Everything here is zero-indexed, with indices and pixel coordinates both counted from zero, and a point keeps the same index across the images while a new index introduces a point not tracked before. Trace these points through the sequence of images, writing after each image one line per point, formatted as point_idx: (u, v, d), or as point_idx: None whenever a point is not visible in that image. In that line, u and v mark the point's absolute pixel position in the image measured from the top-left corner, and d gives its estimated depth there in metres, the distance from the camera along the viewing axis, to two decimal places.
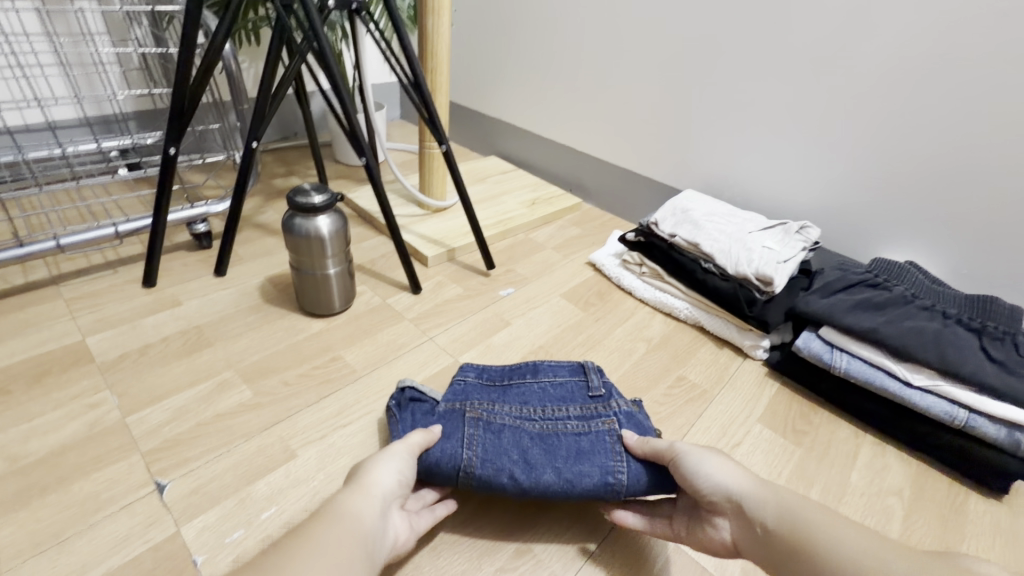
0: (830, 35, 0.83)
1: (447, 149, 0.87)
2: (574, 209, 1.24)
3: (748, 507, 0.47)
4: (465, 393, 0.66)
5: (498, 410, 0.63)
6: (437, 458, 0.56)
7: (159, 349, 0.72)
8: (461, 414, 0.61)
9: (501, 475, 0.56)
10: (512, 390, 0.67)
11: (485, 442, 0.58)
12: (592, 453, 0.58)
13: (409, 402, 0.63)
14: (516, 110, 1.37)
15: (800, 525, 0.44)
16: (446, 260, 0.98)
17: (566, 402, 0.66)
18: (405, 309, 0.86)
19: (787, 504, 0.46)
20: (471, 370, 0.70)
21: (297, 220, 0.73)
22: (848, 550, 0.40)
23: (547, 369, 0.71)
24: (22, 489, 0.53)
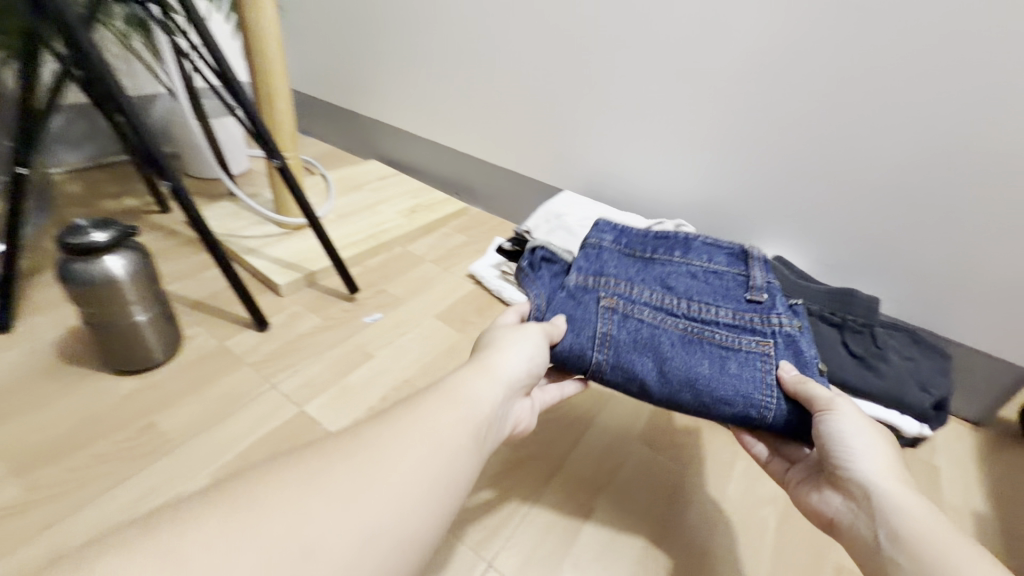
0: (687, 28, 0.81)
1: (282, 164, 0.77)
2: (459, 214, 1.16)
3: (877, 507, 0.42)
4: (600, 262, 0.65)
5: (637, 295, 0.62)
6: (571, 344, 0.59)
7: None
8: (593, 301, 0.61)
9: (630, 379, 0.59)
10: (653, 266, 0.65)
11: (620, 345, 0.59)
12: (739, 376, 0.56)
13: (539, 261, 0.66)
14: (393, 109, 1.26)
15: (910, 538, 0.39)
16: (305, 286, 0.87)
17: (720, 298, 0.61)
18: (247, 351, 0.74)
19: (910, 516, 0.40)
20: (607, 233, 0.68)
21: (77, 266, 0.60)
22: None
23: (701, 250, 0.66)
24: None
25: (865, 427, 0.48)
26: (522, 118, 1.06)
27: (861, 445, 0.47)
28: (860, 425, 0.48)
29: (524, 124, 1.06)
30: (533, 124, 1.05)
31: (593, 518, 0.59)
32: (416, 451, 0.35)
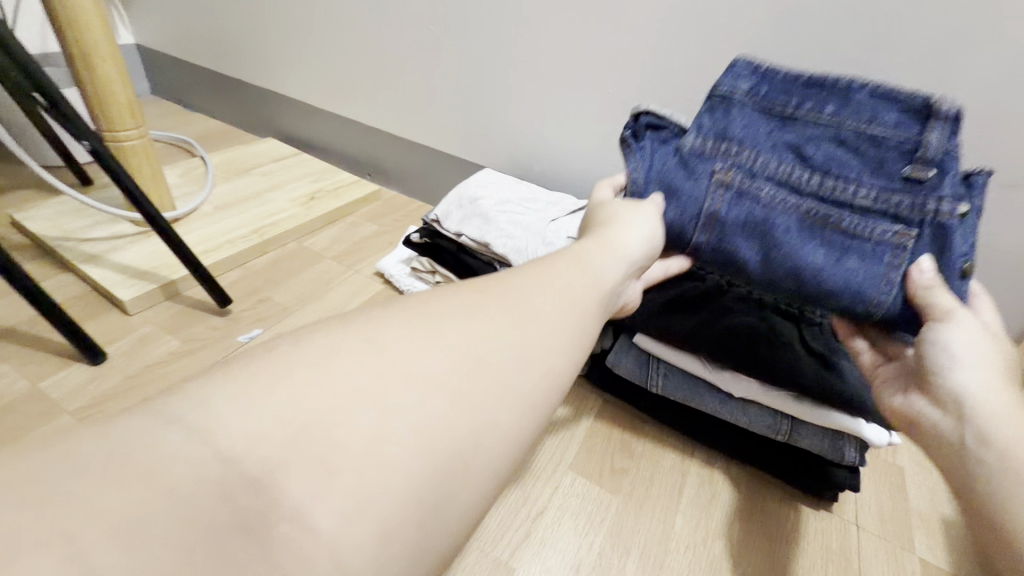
0: None
1: (96, 146, 0.59)
2: (371, 199, 1.00)
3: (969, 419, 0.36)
4: (726, 120, 0.52)
5: (761, 168, 0.50)
6: (672, 220, 0.52)
7: None
8: (707, 172, 0.52)
9: (730, 262, 0.51)
10: (793, 126, 0.51)
11: (727, 224, 0.51)
12: (857, 269, 0.46)
13: (645, 127, 0.57)
14: (286, 77, 1.07)
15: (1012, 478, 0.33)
16: (167, 299, 0.70)
17: (864, 171, 0.48)
18: (69, 392, 0.57)
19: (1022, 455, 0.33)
20: (745, 78, 0.53)
21: None
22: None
23: (862, 106, 0.48)
24: None
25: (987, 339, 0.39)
26: (432, 82, 0.90)
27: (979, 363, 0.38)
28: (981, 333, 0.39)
29: (436, 89, 0.90)
30: (446, 91, 0.90)
31: None
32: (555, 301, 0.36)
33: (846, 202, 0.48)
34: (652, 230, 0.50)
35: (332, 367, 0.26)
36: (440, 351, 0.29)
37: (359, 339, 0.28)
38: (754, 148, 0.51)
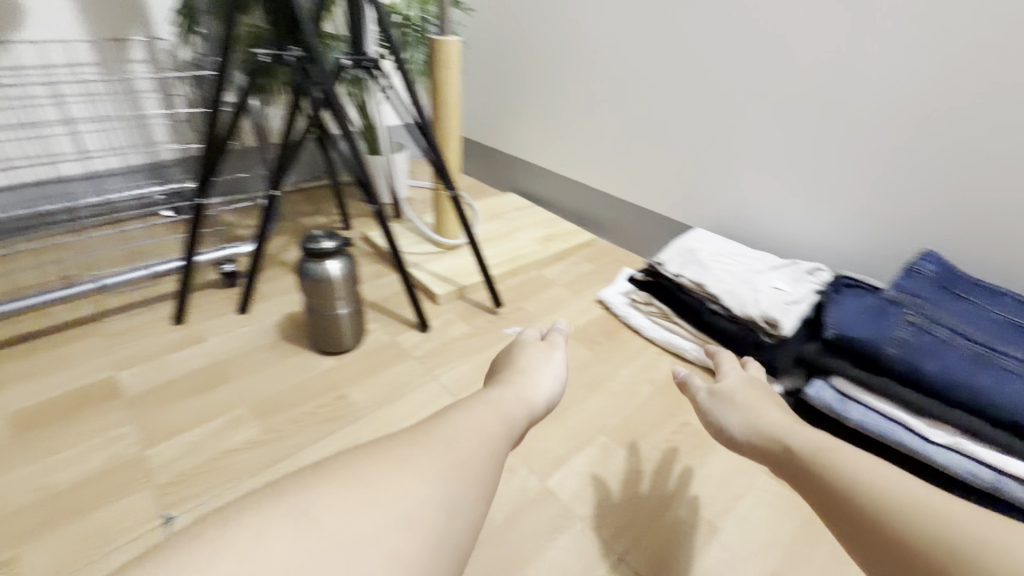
0: (831, 65, 0.80)
1: (456, 195, 0.90)
2: (588, 244, 1.22)
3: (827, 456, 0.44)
4: (917, 285, 0.72)
5: (941, 317, 0.68)
6: (865, 336, 0.70)
7: (180, 384, 0.76)
8: (898, 315, 0.70)
9: (916, 370, 0.66)
10: (963, 303, 0.70)
11: (911, 343, 0.67)
12: (1020, 393, 0.61)
13: (845, 285, 0.80)
14: (525, 146, 1.36)
15: (830, 456, 0.44)
16: (457, 298, 1.00)
17: (1015, 342, 0.66)
18: (411, 347, 0.87)
19: (831, 446, 0.45)
20: (932, 263, 0.74)
21: (309, 266, 0.77)
22: (866, 478, 0.41)
23: (1010, 305, 0.69)
24: (48, 516, 0.58)
25: (761, 392, 0.60)
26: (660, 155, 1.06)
27: (752, 397, 0.58)
28: (751, 381, 0.62)
29: (663, 161, 1.08)
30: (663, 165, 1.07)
31: (719, 536, 0.61)
32: (451, 435, 0.40)
33: (982, 342, 0.66)
34: (549, 391, 0.55)
35: (265, 530, 0.31)
36: (398, 467, 0.36)
37: (272, 510, 0.32)
38: (937, 306, 0.69)
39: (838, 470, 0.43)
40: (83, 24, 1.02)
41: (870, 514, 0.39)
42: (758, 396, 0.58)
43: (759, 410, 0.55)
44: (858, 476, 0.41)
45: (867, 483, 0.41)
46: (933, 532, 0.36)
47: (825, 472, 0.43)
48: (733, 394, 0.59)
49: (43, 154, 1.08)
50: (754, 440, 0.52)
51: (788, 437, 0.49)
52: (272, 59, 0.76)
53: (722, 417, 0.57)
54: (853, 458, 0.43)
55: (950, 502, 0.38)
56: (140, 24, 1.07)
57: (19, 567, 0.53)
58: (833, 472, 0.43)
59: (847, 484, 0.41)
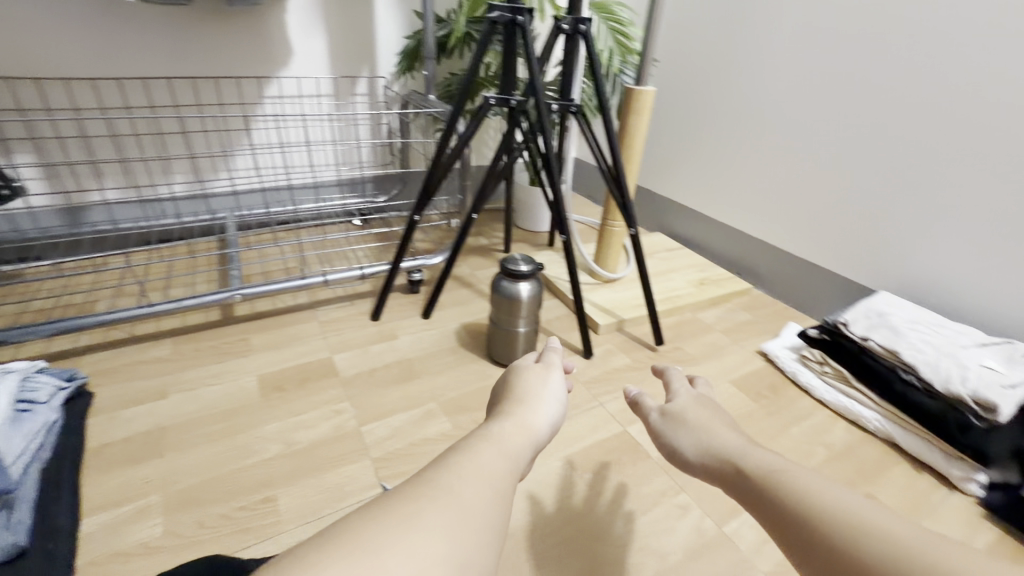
0: None
1: (635, 233, 0.94)
2: (743, 292, 1.20)
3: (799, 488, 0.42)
4: None
5: None
6: None
7: (382, 373, 0.87)
8: None
9: None
10: None
11: None
12: None
13: None
14: (679, 189, 1.37)
15: (803, 491, 0.41)
16: (616, 330, 1.03)
17: None
18: (578, 372, 0.91)
19: (802, 481, 0.42)
20: None
21: (504, 284, 0.85)
22: (829, 500, 0.40)
23: None
24: (294, 468, 0.68)
25: (707, 406, 0.59)
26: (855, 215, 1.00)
27: (706, 415, 0.57)
28: (695, 397, 0.60)
29: (847, 221, 1.02)
30: (843, 223, 1.02)
31: None
32: (474, 487, 0.39)
33: None
34: (552, 419, 0.54)
35: None
36: (406, 524, 0.34)
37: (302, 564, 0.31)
38: None
39: (793, 493, 0.42)
40: (329, 61, 1.21)
41: (821, 536, 0.38)
42: (714, 414, 0.57)
43: (713, 430, 0.54)
44: (803, 497, 0.41)
45: (825, 506, 0.40)
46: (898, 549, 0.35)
47: (789, 494, 0.42)
48: (686, 411, 0.58)
49: (281, 166, 1.27)
50: (713, 462, 0.51)
51: (759, 466, 0.46)
52: (498, 101, 0.86)
53: (677, 438, 0.55)
54: (810, 480, 0.43)
55: (889, 520, 0.38)
56: (368, 64, 1.26)
57: (276, 507, 0.63)
58: (785, 495, 0.42)
59: (804, 507, 0.40)
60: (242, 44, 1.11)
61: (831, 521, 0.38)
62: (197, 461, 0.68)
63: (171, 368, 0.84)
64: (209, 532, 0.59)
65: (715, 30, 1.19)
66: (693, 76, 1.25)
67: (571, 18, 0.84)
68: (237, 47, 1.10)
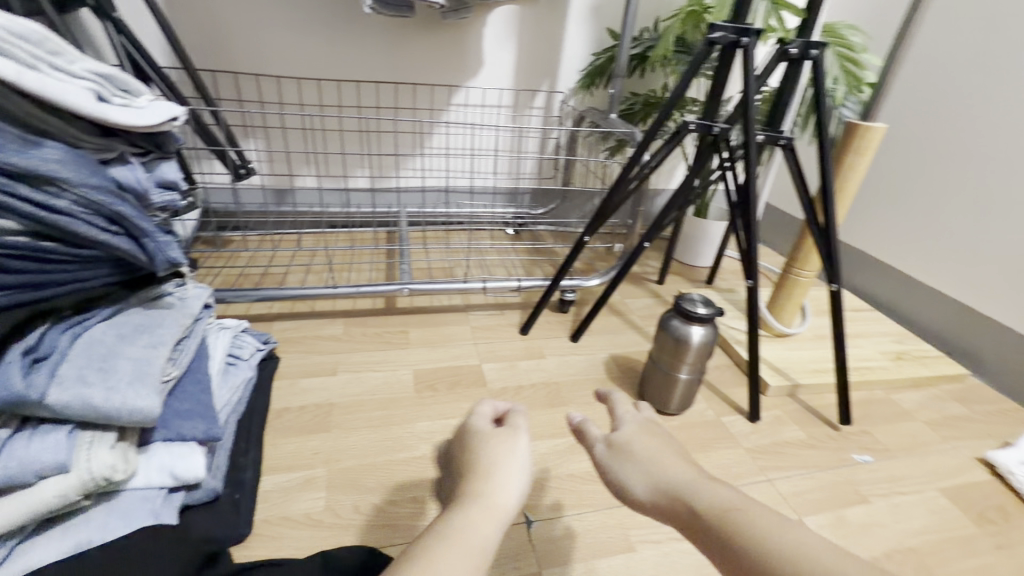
0: None
1: (837, 289, 0.80)
2: (956, 378, 0.98)
3: (738, 512, 0.39)
4: None
5: None
6: None
7: (529, 392, 0.84)
8: None
9: None
10: None
11: None
12: None
13: None
14: (881, 242, 1.18)
15: (734, 513, 0.39)
16: (788, 395, 0.90)
17: None
18: (741, 435, 0.80)
19: (736, 504, 0.40)
20: None
21: (674, 322, 0.78)
22: (787, 543, 0.35)
23: None
24: (441, 474, 0.68)
25: (653, 433, 0.53)
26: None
27: (651, 445, 0.50)
28: (643, 423, 0.54)
29: None
30: None
31: None
32: None
33: None
34: (521, 488, 0.47)
35: None
36: None
37: None
38: None
39: (749, 537, 0.37)
40: (515, 74, 1.24)
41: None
42: (660, 443, 0.51)
43: (660, 462, 0.48)
44: (761, 540, 0.36)
45: (783, 548, 0.35)
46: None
47: (749, 542, 0.36)
48: (635, 440, 0.51)
49: (453, 171, 1.32)
50: (665, 502, 0.44)
51: (692, 493, 0.43)
52: (697, 127, 0.80)
53: (624, 472, 0.49)
54: (766, 516, 0.38)
55: (852, 566, 0.33)
56: (550, 78, 1.27)
57: (423, 509, 0.63)
58: (743, 540, 0.37)
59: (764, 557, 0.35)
60: (444, 53, 1.17)
61: (773, 544, 0.35)
62: (359, 444, 0.71)
63: (343, 348, 0.91)
64: (364, 519, 0.61)
65: (965, 62, 0.99)
66: (924, 115, 1.07)
67: (801, 42, 0.74)
68: (439, 57, 1.17)
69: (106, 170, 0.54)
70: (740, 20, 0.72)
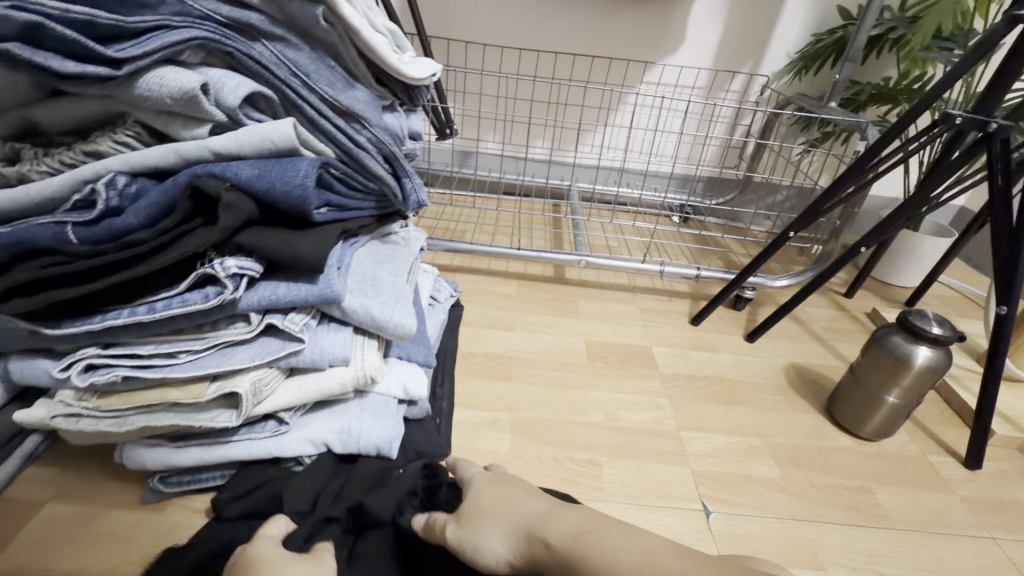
0: None
1: None
2: None
3: (594, 532, 0.41)
4: None
5: None
6: None
7: (702, 384, 0.82)
8: None
9: None
10: None
11: None
12: None
13: None
14: None
15: (592, 538, 0.40)
16: (1019, 449, 0.76)
17: None
18: (955, 481, 0.70)
19: (580, 525, 0.42)
20: None
21: (895, 340, 0.70)
22: (639, 554, 0.38)
23: None
24: (616, 444, 0.69)
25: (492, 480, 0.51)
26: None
27: (501, 495, 0.48)
28: (479, 472, 0.52)
29: None
30: None
31: None
32: None
33: None
34: None
35: None
36: None
37: None
38: None
39: (608, 561, 0.38)
40: (716, 54, 1.18)
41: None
42: (510, 489, 0.49)
43: (508, 507, 0.47)
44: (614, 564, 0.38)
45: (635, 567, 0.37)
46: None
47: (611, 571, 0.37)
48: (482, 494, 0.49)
49: (628, 149, 1.30)
50: (525, 551, 0.43)
51: (543, 525, 0.43)
52: (966, 122, 0.69)
53: (477, 541, 0.44)
54: (614, 533, 0.41)
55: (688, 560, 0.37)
56: (754, 60, 1.18)
57: (601, 473, 0.65)
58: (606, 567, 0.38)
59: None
60: (647, 28, 1.15)
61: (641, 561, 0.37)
62: (537, 399, 0.75)
63: (518, 307, 0.96)
64: (545, 467, 0.64)
65: None
66: None
67: None
68: (641, 31, 1.15)
69: (382, 114, 0.61)
70: None
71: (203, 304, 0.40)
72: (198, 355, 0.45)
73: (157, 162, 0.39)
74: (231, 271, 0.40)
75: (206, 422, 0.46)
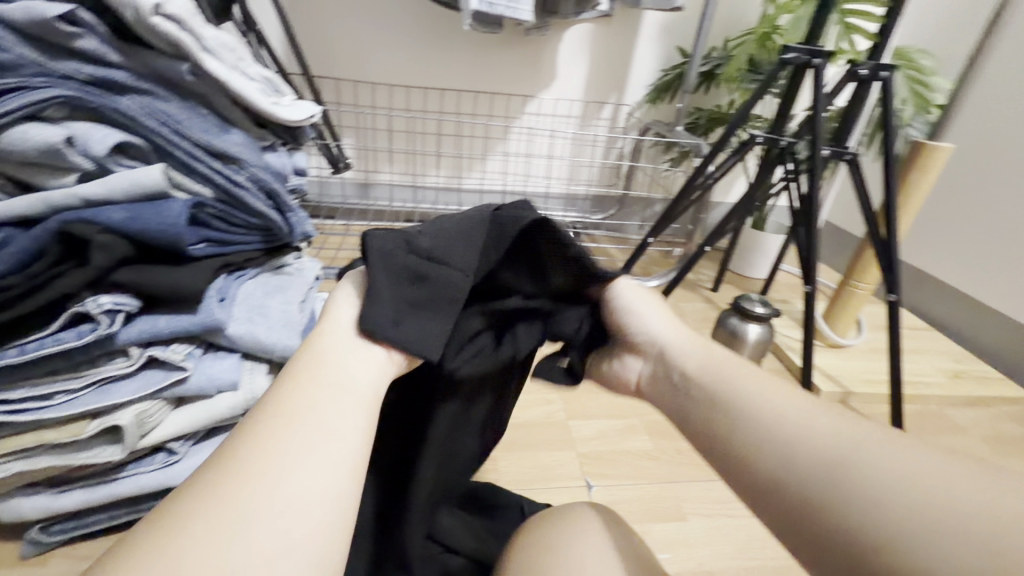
0: None
1: (896, 299, 0.83)
2: (1013, 399, 0.98)
3: (767, 384, 0.38)
4: None
5: None
6: None
7: (588, 378, 0.92)
8: None
9: None
10: None
11: None
12: None
13: None
14: (941, 262, 1.18)
15: (774, 392, 0.37)
16: (838, 401, 0.93)
17: None
18: None
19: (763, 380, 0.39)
20: None
21: (732, 321, 0.84)
22: (834, 435, 0.33)
23: None
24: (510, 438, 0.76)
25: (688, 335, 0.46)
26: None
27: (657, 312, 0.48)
28: (658, 308, 0.49)
29: None
30: None
31: None
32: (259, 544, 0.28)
33: None
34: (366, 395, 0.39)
35: None
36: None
37: None
38: None
39: (785, 415, 0.35)
40: (585, 87, 1.33)
41: (812, 466, 0.32)
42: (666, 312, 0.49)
43: (660, 333, 0.47)
44: (801, 416, 0.35)
45: (827, 433, 0.33)
46: (875, 515, 0.28)
47: (771, 433, 0.34)
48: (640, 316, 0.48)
49: (518, 174, 1.41)
50: (671, 360, 0.45)
51: (707, 358, 0.43)
52: (764, 140, 0.86)
53: (632, 316, 0.48)
54: (795, 402, 0.36)
55: (920, 457, 0.30)
56: (617, 91, 1.34)
57: (497, 466, 0.71)
58: (778, 420, 0.35)
59: (785, 456, 0.33)
60: (521, 66, 1.28)
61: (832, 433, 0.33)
62: None
63: None
64: None
65: None
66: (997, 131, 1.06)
67: (871, 64, 0.80)
68: (515, 68, 1.28)
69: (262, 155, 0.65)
70: (814, 44, 0.78)
71: (78, 341, 0.42)
72: (75, 394, 0.46)
73: (24, 212, 0.41)
74: (106, 307, 0.42)
75: (88, 459, 0.47)
